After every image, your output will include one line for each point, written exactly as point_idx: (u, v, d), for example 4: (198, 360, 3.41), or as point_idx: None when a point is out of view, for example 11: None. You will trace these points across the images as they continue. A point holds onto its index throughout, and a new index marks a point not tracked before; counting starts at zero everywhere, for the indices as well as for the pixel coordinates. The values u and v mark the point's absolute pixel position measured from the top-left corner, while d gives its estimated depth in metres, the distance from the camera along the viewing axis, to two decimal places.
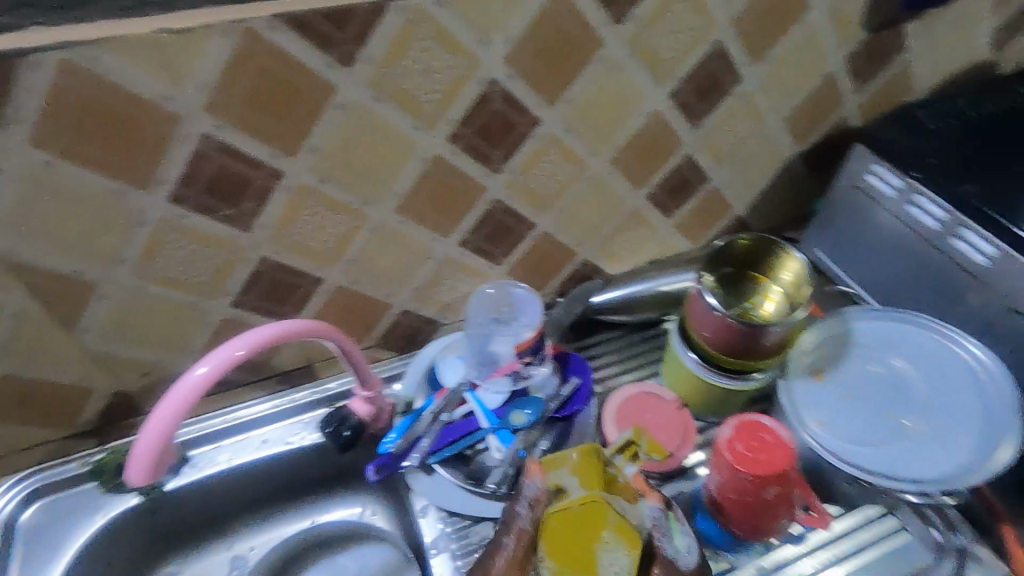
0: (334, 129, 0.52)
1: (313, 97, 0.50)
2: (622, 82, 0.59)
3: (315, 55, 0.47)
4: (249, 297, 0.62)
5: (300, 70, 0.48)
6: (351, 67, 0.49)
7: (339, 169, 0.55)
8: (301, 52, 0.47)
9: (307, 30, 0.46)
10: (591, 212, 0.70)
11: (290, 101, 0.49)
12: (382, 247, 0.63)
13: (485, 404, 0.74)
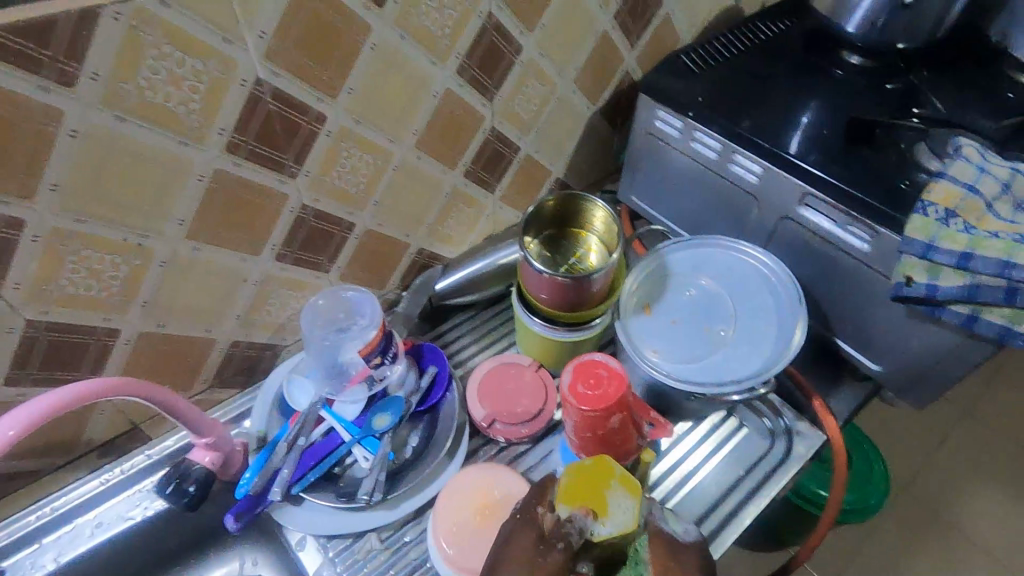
0: (77, 160, 0.44)
1: (35, 126, 0.41)
2: (403, 67, 0.58)
3: (39, 78, 0.40)
4: (27, 370, 0.51)
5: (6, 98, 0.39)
6: (75, 86, 0.41)
7: (97, 203, 0.47)
8: (11, 80, 0.39)
9: (13, 48, 0.38)
10: (409, 200, 0.69)
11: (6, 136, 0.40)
12: (183, 280, 0.56)
13: (305, 441, 0.64)
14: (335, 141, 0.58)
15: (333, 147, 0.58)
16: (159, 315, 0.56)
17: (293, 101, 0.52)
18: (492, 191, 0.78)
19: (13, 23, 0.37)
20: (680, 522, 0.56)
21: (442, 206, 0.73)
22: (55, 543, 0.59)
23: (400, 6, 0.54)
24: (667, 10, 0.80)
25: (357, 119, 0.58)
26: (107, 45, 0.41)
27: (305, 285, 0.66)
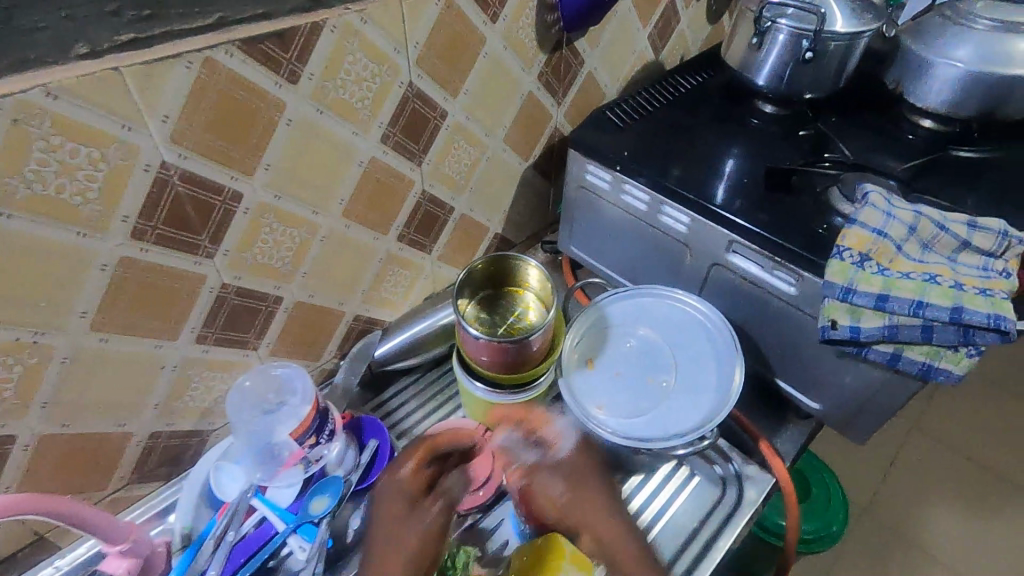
0: (285, 144, 0.55)
1: (267, 115, 0.52)
2: (503, 73, 0.71)
3: (274, 76, 0.51)
4: (213, 330, 0.60)
5: (255, 94, 0.50)
6: (296, 83, 0.52)
7: (289, 181, 0.57)
8: (258, 78, 0.50)
9: (265, 51, 0.49)
10: (492, 188, 0.81)
11: (248, 121, 0.51)
12: (333, 252, 0.66)
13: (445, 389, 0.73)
14: (451, 134, 0.70)
15: (450, 140, 0.70)
16: (310, 284, 0.66)
17: (427, 99, 0.64)
18: (551, 180, 0.91)
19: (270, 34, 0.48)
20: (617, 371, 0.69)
21: (514, 193, 0.86)
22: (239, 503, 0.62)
23: (507, 23, 0.67)
24: (682, 29, 0.97)
25: (467, 116, 0.71)
26: (323, 51, 0.53)
27: (411, 260, 0.77)
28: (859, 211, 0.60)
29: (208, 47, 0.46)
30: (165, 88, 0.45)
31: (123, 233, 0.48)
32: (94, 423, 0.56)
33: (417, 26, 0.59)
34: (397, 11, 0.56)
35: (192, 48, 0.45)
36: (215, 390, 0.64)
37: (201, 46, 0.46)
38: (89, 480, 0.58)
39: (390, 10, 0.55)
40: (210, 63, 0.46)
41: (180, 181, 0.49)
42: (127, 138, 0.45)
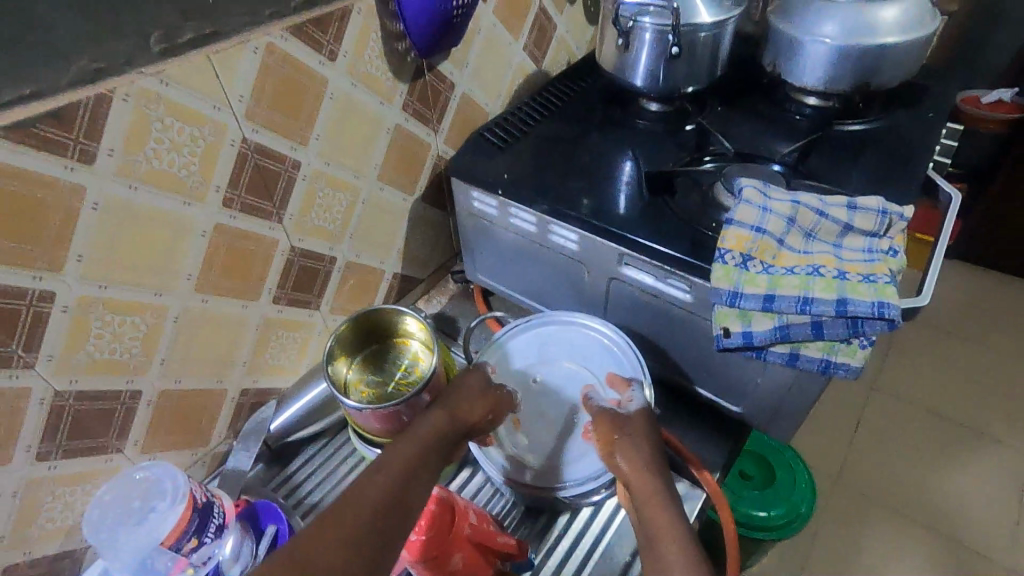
0: (97, 233, 0.49)
1: (64, 203, 0.46)
2: (358, 111, 0.67)
3: (62, 157, 0.45)
4: (55, 445, 0.53)
5: (40, 184, 0.44)
6: (93, 162, 0.47)
7: (115, 269, 0.51)
8: (40, 163, 0.44)
9: (42, 133, 0.43)
10: (378, 230, 0.76)
11: (38, 213, 0.45)
12: (196, 332, 0.60)
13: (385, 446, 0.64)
14: (312, 184, 0.65)
15: (311, 190, 0.65)
16: (175, 370, 0.60)
17: (270, 151, 0.59)
18: (446, 210, 0.87)
19: (44, 115, 0.43)
20: (626, 393, 0.62)
21: (406, 231, 0.81)
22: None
23: (348, 59, 0.63)
24: (561, 36, 0.94)
25: (326, 163, 0.66)
26: (120, 123, 0.47)
27: (295, 322, 0.71)
28: (735, 210, 0.57)
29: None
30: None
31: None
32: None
33: (235, 79, 0.54)
34: (206, 67, 0.51)
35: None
36: (77, 508, 0.57)
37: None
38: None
39: (196, 66, 0.51)
40: None
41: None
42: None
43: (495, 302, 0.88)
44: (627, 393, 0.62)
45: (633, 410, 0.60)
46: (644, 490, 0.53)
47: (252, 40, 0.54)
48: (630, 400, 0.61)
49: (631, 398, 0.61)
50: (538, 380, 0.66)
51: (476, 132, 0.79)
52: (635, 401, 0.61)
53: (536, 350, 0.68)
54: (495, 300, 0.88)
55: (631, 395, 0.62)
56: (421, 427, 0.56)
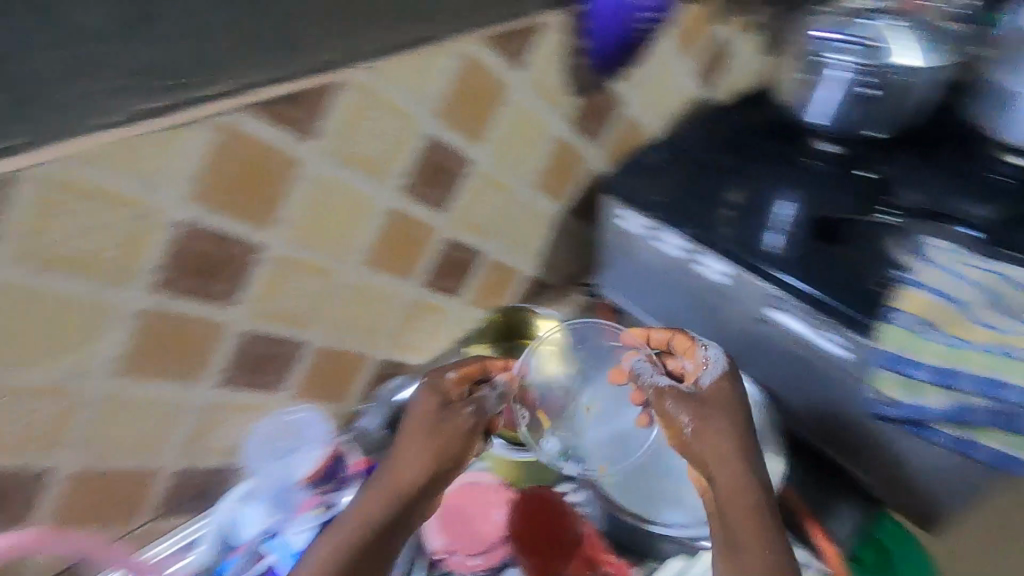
0: (236, 212, 0.60)
1: (260, 169, 0.60)
2: (525, 124, 0.79)
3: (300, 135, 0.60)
4: (235, 368, 0.68)
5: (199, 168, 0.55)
6: (199, 121, 0.54)
7: (257, 219, 0.62)
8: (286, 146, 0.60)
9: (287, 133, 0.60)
10: (521, 227, 0.87)
11: (260, 188, 0.60)
12: (367, 292, 0.75)
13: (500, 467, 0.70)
14: (477, 182, 0.79)
15: (478, 188, 0.79)
16: (317, 307, 0.72)
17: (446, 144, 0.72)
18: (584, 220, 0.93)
19: (293, 84, 0.57)
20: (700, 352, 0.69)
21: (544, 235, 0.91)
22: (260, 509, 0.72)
23: (530, 67, 0.75)
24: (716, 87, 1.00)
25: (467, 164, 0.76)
26: (337, 112, 0.62)
27: (424, 299, 0.82)
28: (920, 271, 0.59)
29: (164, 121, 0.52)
30: (137, 167, 0.52)
31: (138, 288, 0.57)
32: (93, 458, 0.62)
33: (428, 89, 0.68)
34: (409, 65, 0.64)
35: (138, 130, 0.51)
36: (221, 431, 0.71)
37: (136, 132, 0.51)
38: (131, 509, 0.68)
39: (405, 68, 0.64)
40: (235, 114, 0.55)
41: (182, 277, 0.59)
42: (55, 202, 0.50)
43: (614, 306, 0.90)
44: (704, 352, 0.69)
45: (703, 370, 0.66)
46: (739, 507, 0.58)
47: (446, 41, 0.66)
48: (705, 367, 0.66)
49: (707, 355, 0.68)
50: (588, 407, 0.83)
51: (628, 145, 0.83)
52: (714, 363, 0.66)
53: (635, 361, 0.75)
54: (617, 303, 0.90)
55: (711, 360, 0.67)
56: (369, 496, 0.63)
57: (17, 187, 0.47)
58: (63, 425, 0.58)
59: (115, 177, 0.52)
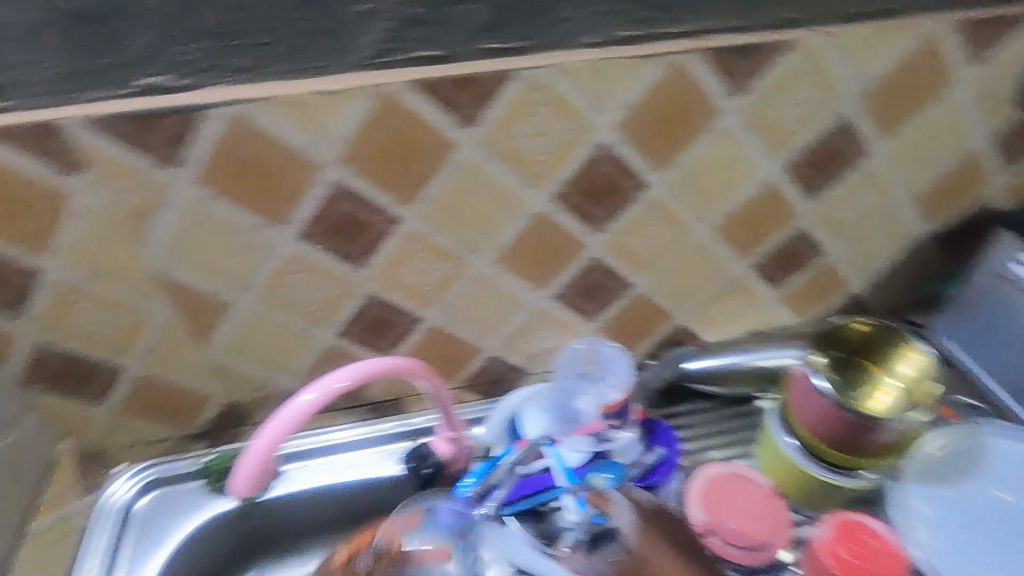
0: (454, 182, 0.54)
1: (494, 178, 0.55)
2: (489, 185, 0.55)
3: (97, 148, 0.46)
4: (38, 376, 0.60)
5: (414, 123, 0.50)
6: (469, 128, 0.51)
7: (473, 236, 0.59)
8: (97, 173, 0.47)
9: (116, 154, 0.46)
10: (480, 309, 0.66)
11: (411, 162, 0.52)
12: (247, 338, 0.63)
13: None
14: (419, 243, 0.58)
15: (419, 246, 0.59)
16: (449, 315, 0.66)
17: (383, 177, 0.53)
18: (591, 305, 0.70)
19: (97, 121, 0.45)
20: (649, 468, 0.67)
21: (520, 317, 0.69)
22: (319, 470, 0.74)
23: (492, 127, 0.51)
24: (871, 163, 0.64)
25: (724, 210, 0.64)
26: (203, 148, 0.48)
27: (565, 323, 0.71)
28: None
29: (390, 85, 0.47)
30: (272, 133, 0.48)
31: (239, 293, 0.58)
32: (181, 381, 0.66)
33: (337, 117, 0.48)
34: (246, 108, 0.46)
35: (376, 52, 0.46)
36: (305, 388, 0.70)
37: (368, 76, 0.47)
38: (183, 423, 0.70)
39: (250, 109, 0.46)
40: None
41: (356, 154, 0.51)
42: (217, 136, 0.47)
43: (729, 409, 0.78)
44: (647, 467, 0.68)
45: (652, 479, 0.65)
46: None
47: (331, 95, 0.47)
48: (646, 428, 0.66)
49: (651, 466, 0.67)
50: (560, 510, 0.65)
51: (999, 232, 0.73)
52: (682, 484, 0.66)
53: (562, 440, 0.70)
54: (698, 413, 0.78)
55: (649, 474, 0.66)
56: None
57: (190, 108, 0.45)
58: (179, 331, 0.60)
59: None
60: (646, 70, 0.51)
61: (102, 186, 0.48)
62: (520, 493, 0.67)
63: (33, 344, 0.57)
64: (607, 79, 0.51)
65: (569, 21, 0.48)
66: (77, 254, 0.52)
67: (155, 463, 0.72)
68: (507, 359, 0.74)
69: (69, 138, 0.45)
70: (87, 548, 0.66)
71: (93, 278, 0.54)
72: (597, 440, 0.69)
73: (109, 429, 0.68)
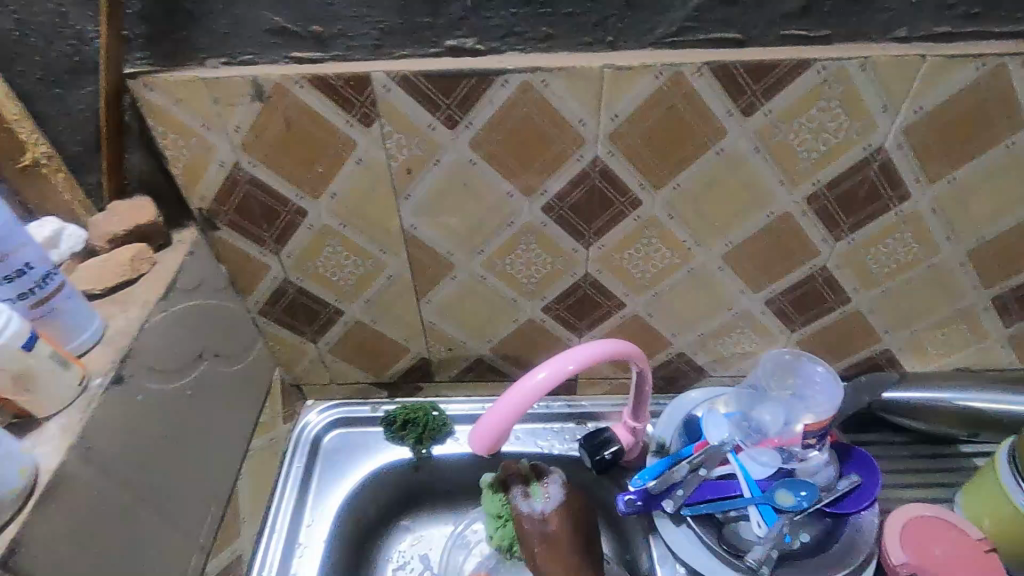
0: (708, 169, 0.53)
1: (752, 171, 0.53)
2: (744, 178, 0.53)
3: (392, 100, 0.48)
4: (275, 309, 0.66)
5: (694, 107, 0.48)
6: (750, 116, 0.49)
7: (707, 229, 0.58)
8: (385, 124, 0.50)
9: (408, 109, 0.48)
10: (687, 303, 0.65)
11: (678, 144, 0.51)
12: (457, 298, 0.65)
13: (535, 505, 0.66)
14: (653, 229, 0.58)
15: (652, 233, 0.58)
16: (654, 306, 0.66)
17: (641, 157, 0.52)
18: (801, 315, 0.66)
19: (401, 76, 0.47)
20: (543, 492, 0.67)
21: (723, 316, 0.67)
22: None
23: (769, 119, 0.49)
24: None
25: (984, 235, 0.58)
26: (484, 113, 0.49)
27: (765, 332, 0.68)
28: None
29: (683, 62, 0.46)
30: (555, 104, 0.48)
31: (467, 257, 0.61)
32: (387, 333, 0.69)
33: (617, 92, 0.48)
34: (536, 75, 0.47)
35: (677, 28, 0.46)
36: (495, 356, 0.72)
37: (664, 53, 0.46)
38: (378, 370, 0.74)
39: (539, 76, 0.47)
40: (313, 90, 0.47)
41: (626, 132, 0.50)
42: (504, 101, 0.48)
43: (921, 446, 0.73)
44: (546, 489, 0.67)
45: (552, 512, 0.65)
46: None
47: (622, 71, 0.46)
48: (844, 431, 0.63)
49: (550, 493, 0.67)
50: (759, 524, 0.63)
51: None
52: (555, 497, 0.67)
53: (744, 449, 0.66)
54: (887, 445, 0.73)
55: (550, 490, 0.67)
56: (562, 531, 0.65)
57: (488, 71, 0.46)
58: (405, 285, 0.64)
59: (285, 180, 0.53)
60: (959, 72, 0.46)
61: (389, 140, 0.51)
62: (702, 497, 0.65)
63: (279, 278, 0.62)
64: (911, 76, 0.47)
65: (885, 12, 0.45)
66: (345, 200, 0.55)
67: (342, 403, 0.77)
68: (694, 358, 0.72)
69: (376, 92, 0.47)
70: (287, 467, 0.72)
71: (351, 224, 0.57)
72: (786, 457, 0.65)
73: (315, 364, 0.73)
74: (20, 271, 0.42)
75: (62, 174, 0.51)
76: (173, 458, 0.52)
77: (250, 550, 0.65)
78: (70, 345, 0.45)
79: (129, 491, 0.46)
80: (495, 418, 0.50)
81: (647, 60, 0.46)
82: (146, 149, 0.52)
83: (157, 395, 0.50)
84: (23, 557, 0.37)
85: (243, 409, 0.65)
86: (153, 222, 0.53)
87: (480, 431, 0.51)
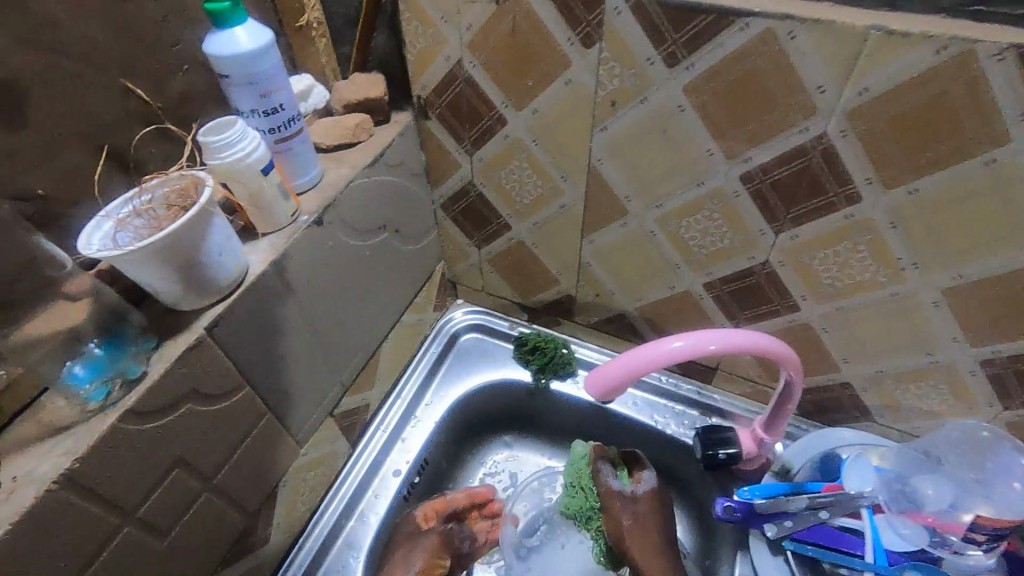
0: (963, 181, 0.43)
1: None
2: (1011, 202, 0.42)
3: (617, 25, 0.46)
4: (455, 207, 0.71)
5: (973, 99, 0.39)
6: None
7: (933, 252, 0.48)
8: (603, 48, 0.48)
9: (632, 36, 0.47)
10: (874, 329, 0.56)
11: (931, 140, 0.42)
12: (619, 247, 0.64)
13: (622, 489, 0.62)
14: (864, 234, 0.50)
15: (860, 238, 0.50)
16: (832, 320, 0.58)
17: (878, 144, 0.44)
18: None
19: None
20: (632, 477, 0.64)
21: (915, 360, 0.56)
22: None
23: None
24: None
25: None
26: (708, 56, 0.45)
27: (966, 397, 0.56)
28: None
29: (980, 39, 0.37)
30: (794, 62, 0.43)
31: (643, 206, 0.58)
32: (544, 260, 0.71)
33: (878, 58, 0.40)
34: (782, 24, 0.41)
35: None
36: (639, 317, 0.71)
37: (956, 24, 0.38)
38: (526, 292, 0.77)
39: (784, 26, 0.41)
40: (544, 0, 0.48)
41: (870, 111, 0.43)
42: (736, 47, 0.44)
43: None
44: (636, 475, 0.65)
45: (643, 494, 0.63)
46: None
47: (892, 37, 0.39)
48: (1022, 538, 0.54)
49: (641, 478, 0.64)
50: None
51: None
52: (647, 483, 0.64)
53: (884, 511, 0.59)
54: None
55: (641, 477, 0.64)
56: (644, 521, 0.62)
57: (730, 10, 0.42)
58: (573, 218, 0.64)
59: (496, 86, 0.56)
60: None
61: (603, 66, 0.50)
62: (813, 537, 0.59)
63: (465, 180, 0.67)
64: None
65: None
66: (544, 118, 0.56)
67: (485, 311, 0.82)
68: (862, 395, 0.63)
69: (605, 13, 0.46)
70: (424, 349, 0.78)
71: (542, 143, 0.58)
72: (935, 541, 0.56)
73: (474, 268, 0.79)
74: (276, 108, 0.50)
75: (324, 40, 0.60)
76: (342, 302, 0.61)
77: (377, 404, 0.73)
78: (295, 182, 0.54)
79: (302, 316, 0.55)
80: (613, 372, 0.49)
81: (929, 30, 0.38)
82: (391, 32, 0.58)
83: (342, 246, 0.58)
84: (219, 330, 0.46)
85: (404, 286, 0.72)
86: (379, 99, 0.60)
87: (596, 376, 0.50)
